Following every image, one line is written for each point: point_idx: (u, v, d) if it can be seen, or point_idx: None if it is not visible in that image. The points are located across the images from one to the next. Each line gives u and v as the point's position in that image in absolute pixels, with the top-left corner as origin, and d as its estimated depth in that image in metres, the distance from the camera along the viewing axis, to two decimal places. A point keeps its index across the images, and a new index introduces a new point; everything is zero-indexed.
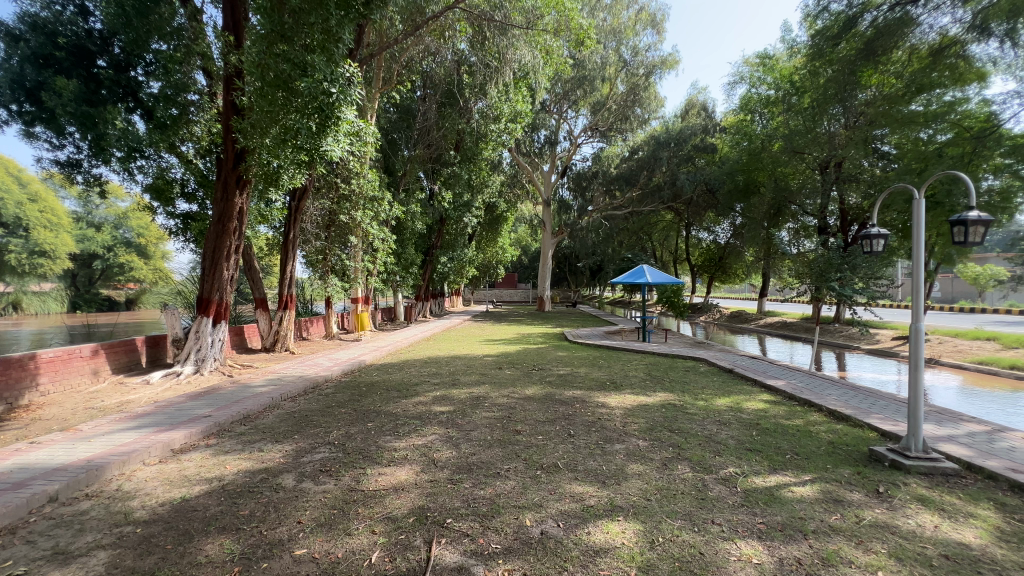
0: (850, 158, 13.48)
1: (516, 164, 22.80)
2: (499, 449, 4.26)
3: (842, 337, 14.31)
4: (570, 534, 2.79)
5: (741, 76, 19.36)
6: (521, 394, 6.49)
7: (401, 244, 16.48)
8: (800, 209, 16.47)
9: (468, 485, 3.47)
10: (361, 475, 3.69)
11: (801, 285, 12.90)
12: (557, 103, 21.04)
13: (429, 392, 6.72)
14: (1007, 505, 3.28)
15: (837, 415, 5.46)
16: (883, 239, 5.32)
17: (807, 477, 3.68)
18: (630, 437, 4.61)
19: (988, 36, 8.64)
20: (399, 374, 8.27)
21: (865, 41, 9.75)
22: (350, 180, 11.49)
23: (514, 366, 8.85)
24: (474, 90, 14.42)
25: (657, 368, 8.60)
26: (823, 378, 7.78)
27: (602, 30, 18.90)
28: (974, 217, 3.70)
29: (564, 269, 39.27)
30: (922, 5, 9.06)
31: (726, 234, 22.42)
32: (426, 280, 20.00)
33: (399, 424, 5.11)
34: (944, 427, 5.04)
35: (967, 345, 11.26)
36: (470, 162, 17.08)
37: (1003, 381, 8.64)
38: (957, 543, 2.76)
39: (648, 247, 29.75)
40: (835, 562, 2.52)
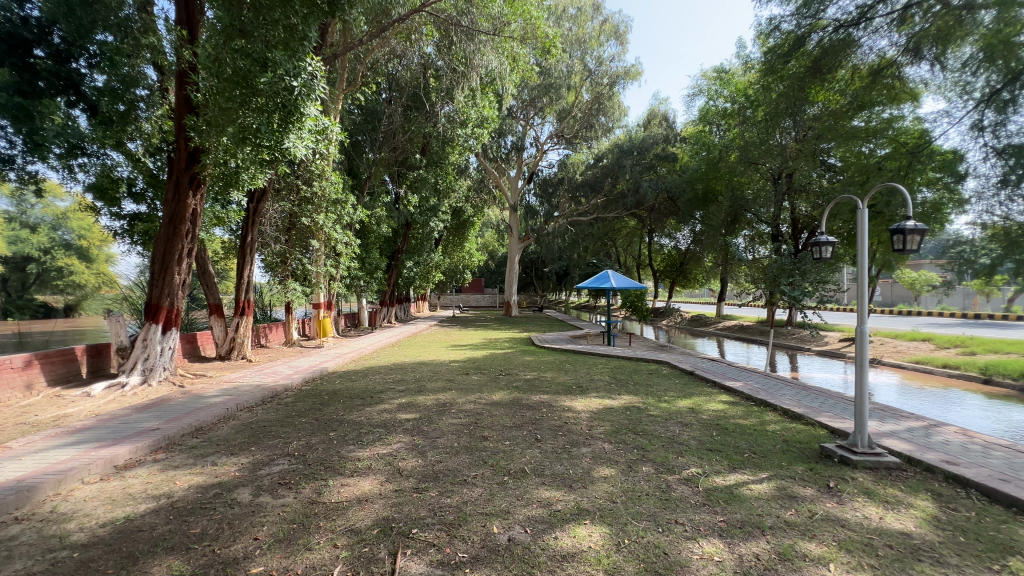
0: (800, 170, 14.21)
1: (483, 169, 22.76)
2: (465, 456, 4.22)
3: (794, 340, 15.01)
4: (537, 539, 2.78)
5: (700, 88, 20.05)
6: (488, 399, 6.45)
7: (365, 248, 16.12)
8: (755, 217, 16.80)
9: (434, 494, 3.41)
10: (322, 487, 3.56)
11: (756, 290, 13.47)
12: (523, 110, 21.27)
13: (394, 399, 6.58)
14: (943, 495, 3.52)
15: (790, 414, 5.72)
16: (830, 247, 5.58)
17: (763, 474, 3.82)
18: (595, 440, 4.66)
19: (920, 59, 9.36)
20: (363, 381, 8.08)
21: (813, 59, 10.35)
22: (312, 182, 11.17)
23: (480, 371, 8.82)
24: (440, 94, 14.26)
25: (622, 372, 8.77)
26: (778, 379, 8.12)
27: (568, 40, 19.27)
28: (911, 227, 3.95)
29: (531, 273, 39.56)
30: (863, 27, 9.68)
31: (686, 241, 23.23)
32: (391, 285, 19.67)
33: (363, 432, 4.98)
34: (886, 424, 5.36)
35: (905, 345, 12.06)
36: (437, 166, 16.95)
37: (938, 379, 9.29)
38: (899, 533, 2.92)
39: (613, 252, 30.49)
40: (791, 557, 2.62)
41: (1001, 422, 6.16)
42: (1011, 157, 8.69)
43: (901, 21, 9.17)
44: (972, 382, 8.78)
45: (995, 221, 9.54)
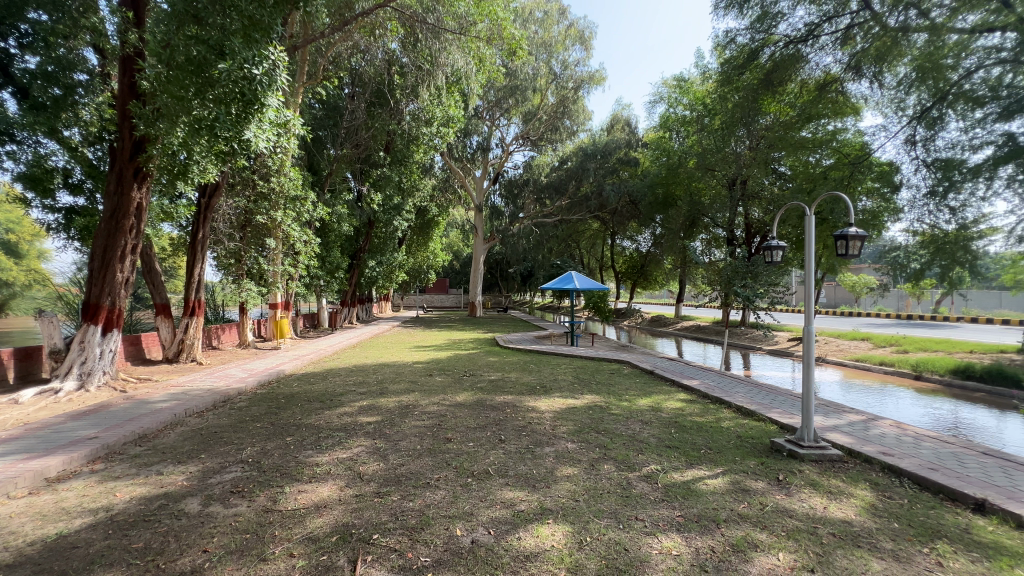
0: (753, 178, 14.88)
1: (448, 169, 22.51)
2: (428, 458, 4.18)
3: (747, 339, 15.69)
4: (501, 540, 2.78)
5: (661, 96, 20.60)
6: (451, 401, 6.39)
7: (325, 247, 15.68)
8: (711, 222, 17.71)
9: (396, 498, 3.35)
10: (278, 494, 3.43)
11: (712, 292, 14.03)
12: (489, 111, 21.19)
13: (355, 402, 6.41)
14: (879, 484, 3.76)
15: (744, 410, 5.97)
16: (781, 251, 5.85)
17: (719, 469, 3.97)
18: (559, 440, 4.72)
19: (861, 76, 10.02)
20: (323, 383, 7.83)
21: (765, 72, 10.90)
22: (269, 177, 10.72)
23: (444, 372, 8.75)
24: (405, 91, 13.93)
25: (584, 371, 8.92)
26: (731, 377, 8.46)
27: (534, 43, 19.39)
28: (853, 233, 4.19)
29: (495, 274, 39.58)
30: (811, 44, 10.29)
31: (647, 244, 23.90)
32: (353, 285, 19.22)
33: (323, 437, 4.83)
34: (830, 418, 5.69)
35: (847, 344, 12.82)
36: (401, 164, 16.66)
37: (875, 376, 9.95)
38: (841, 521, 3.10)
39: (576, 254, 30.98)
40: (744, 548, 2.73)
41: (931, 415, 6.66)
42: (939, 171, 9.43)
43: (845, 40, 9.77)
44: (904, 378, 9.45)
45: (925, 229, 10.33)
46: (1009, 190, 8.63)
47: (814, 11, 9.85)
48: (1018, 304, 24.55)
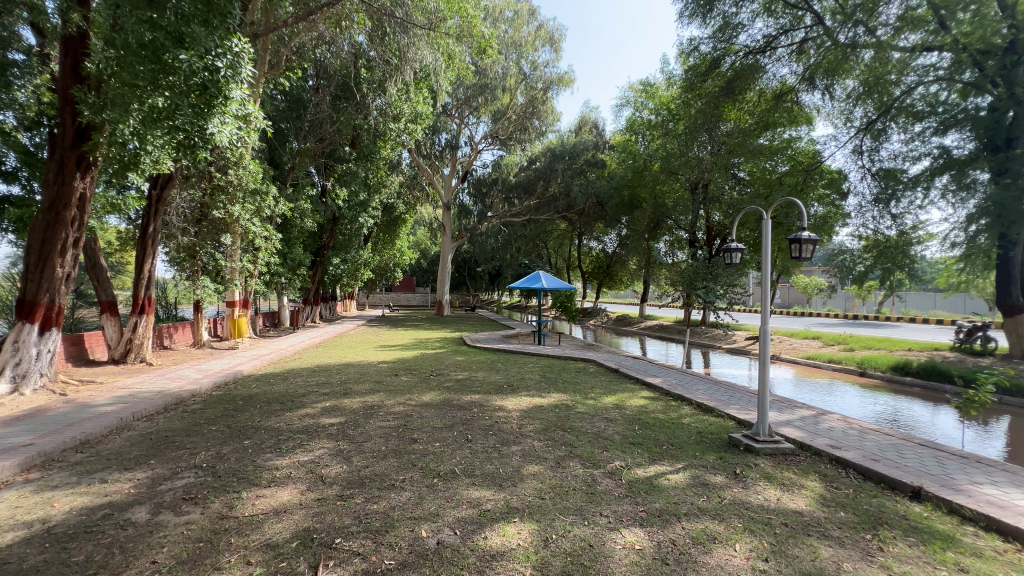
0: (714, 182, 15.37)
1: (416, 166, 22.16)
2: (394, 459, 4.10)
3: (707, 339, 16.21)
4: (467, 540, 2.77)
5: (628, 99, 21.01)
6: (417, 401, 6.30)
7: (287, 243, 15.20)
8: (674, 224, 18.16)
9: (359, 501, 3.28)
10: (234, 500, 3.29)
11: (674, 292, 14.45)
12: (458, 108, 21.01)
13: (318, 403, 6.23)
14: (828, 475, 3.97)
15: (704, 407, 6.17)
16: (739, 253, 6.05)
17: (680, 465, 4.09)
18: (526, 438, 4.75)
19: (813, 87, 10.57)
20: (283, 384, 7.57)
21: (726, 80, 11.35)
22: (227, 170, 10.27)
23: (410, 371, 8.64)
24: (372, 85, 13.59)
25: (551, 370, 9.01)
26: (692, 375, 8.73)
27: (504, 42, 19.37)
28: (806, 237, 4.39)
29: (463, 273, 39.40)
30: (768, 56, 10.88)
31: (613, 244, 24.32)
32: (316, 283, 18.68)
33: (283, 439, 4.67)
34: (784, 414, 5.96)
35: (799, 343, 13.47)
36: (367, 160, 16.10)
37: (825, 373, 10.48)
38: (793, 511, 3.25)
39: (543, 254, 31.22)
40: (703, 540, 2.83)
41: (873, 409, 7.09)
42: (882, 180, 10.07)
43: (800, 52, 10.33)
44: (851, 375, 10.01)
45: (869, 234, 10.98)
46: (943, 200, 9.32)
47: (771, 24, 10.47)
48: (950, 305, 26.49)
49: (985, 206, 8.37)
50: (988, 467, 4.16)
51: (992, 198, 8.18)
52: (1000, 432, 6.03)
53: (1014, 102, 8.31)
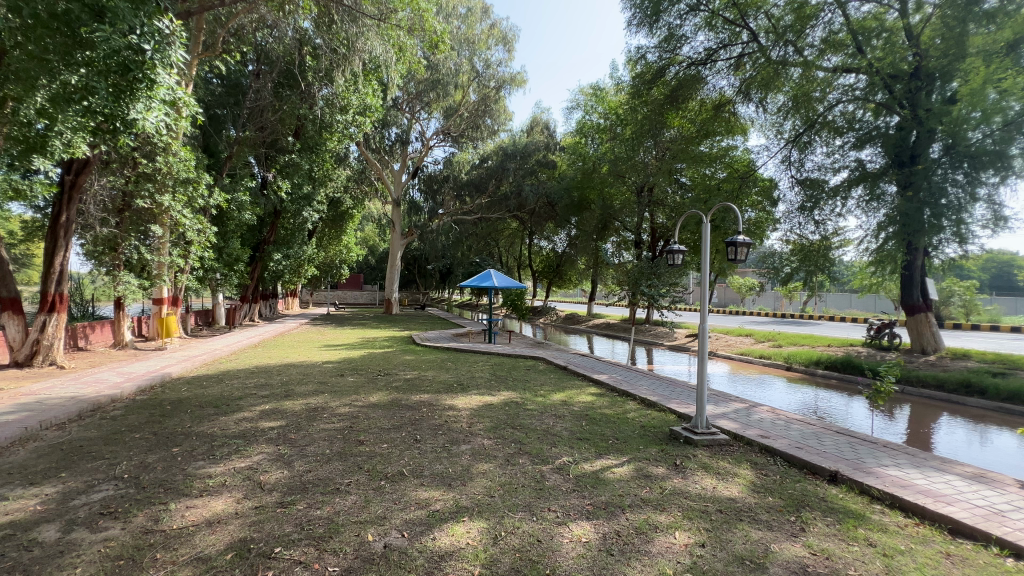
0: (659, 185, 15.99)
1: (364, 160, 21.50)
2: (338, 462, 3.97)
3: (651, 335, 16.88)
4: (415, 542, 2.73)
5: (578, 103, 21.44)
6: (364, 402, 6.13)
7: (223, 237, 14.32)
8: (621, 225, 18.79)
9: (301, 507, 3.15)
10: (160, 513, 3.06)
11: (621, 292, 14.94)
12: (409, 103, 20.60)
13: (257, 406, 5.91)
14: (758, 463, 4.26)
15: (647, 401, 6.44)
16: (680, 255, 6.31)
17: (624, 458, 4.25)
18: (475, 437, 4.74)
19: (748, 99, 11.30)
20: (217, 387, 7.11)
21: (670, 89, 11.91)
22: (154, 157, 9.48)
23: (357, 371, 8.38)
24: (318, 75, 12.97)
25: (501, 368, 9.03)
26: (637, 371, 9.06)
27: (456, 38, 19.09)
28: (742, 240, 4.67)
29: (413, 271, 38.73)
30: (708, 68, 11.51)
31: (562, 244, 24.71)
32: (254, 280, 17.69)
33: (218, 445, 4.40)
34: (719, 407, 6.33)
35: (734, 340, 14.33)
36: (312, 151, 15.43)
37: (756, 367, 11.23)
38: (727, 498, 3.46)
39: (495, 252, 31.26)
40: (645, 530, 2.95)
41: (797, 400, 7.68)
42: (807, 189, 10.90)
43: (737, 66, 11.03)
44: (778, 369, 10.79)
45: (795, 238, 11.86)
46: (859, 209, 10.22)
47: (712, 38, 11.09)
48: (864, 305, 29.03)
49: (893, 217, 9.22)
50: (893, 450, 4.62)
51: (899, 210, 9.03)
52: (902, 419, 6.70)
53: (917, 123, 9.18)
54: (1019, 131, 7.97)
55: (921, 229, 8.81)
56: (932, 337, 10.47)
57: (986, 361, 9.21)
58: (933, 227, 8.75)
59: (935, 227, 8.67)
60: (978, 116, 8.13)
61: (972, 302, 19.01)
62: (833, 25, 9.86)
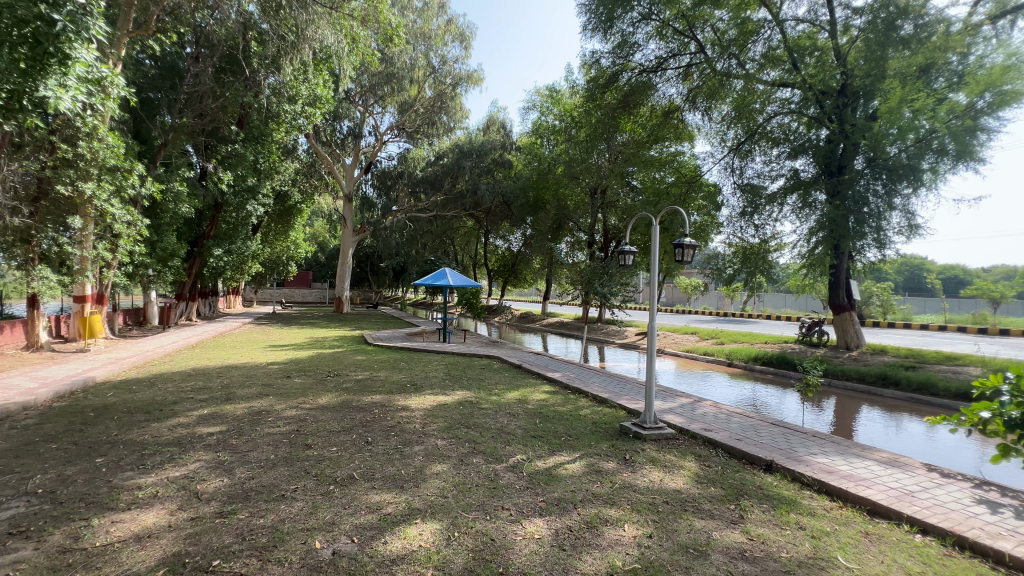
0: (612, 188, 16.39)
1: (314, 152, 20.66)
2: (284, 468, 3.81)
3: (603, 334, 17.30)
4: (365, 547, 2.67)
5: (534, 103, 21.60)
6: (312, 404, 5.91)
7: (156, 230, 13.34)
8: (575, 226, 19.26)
9: (243, 516, 2.99)
10: (81, 530, 2.81)
11: (575, 291, 15.24)
12: (362, 95, 19.98)
13: (194, 410, 5.56)
14: (701, 455, 4.47)
15: (598, 398, 6.60)
16: (631, 255, 6.50)
17: (577, 454, 4.34)
18: (429, 437, 4.68)
19: (696, 107, 11.84)
20: (149, 391, 6.63)
21: (623, 94, 12.28)
22: (76, 142, 8.65)
23: (305, 373, 8.07)
24: (263, 62, 12.30)
25: (456, 367, 8.97)
26: (589, 369, 9.26)
27: (412, 32, 18.71)
28: (688, 243, 4.87)
29: (365, 268, 37.72)
30: (659, 76, 11.96)
31: (517, 244, 24.86)
32: (193, 276, 16.62)
33: (149, 454, 4.09)
34: (667, 402, 6.60)
35: (681, 337, 14.95)
36: (257, 142, 14.66)
37: (701, 364, 11.76)
38: (673, 490, 3.62)
39: (450, 250, 30.99)
40: (597, 524, 3.03)
41: (737, 395, 8.11)
42: (748, 195, 11.56)
43: (685, 75, 11.55)
44: (721, 366, 11.37)
45: (736, 241, 12.53)
46: (793, 214, 10.95)
47: (662, 47, 11.50)
48: (797, 305, 31.09)
49: (823, 222, 9.96)
50: (822, 440, 4.99)
51: (828, 216, 9.78)
52: (829, 410, 7.25)
53: (843, 137, 9.92)
54: (929, 148, 8.78)
55: (847, 235, 9.60)
56: (856, 334, 11.38)
57: (900, 356, 10.14)
58: (857, 233, 9.61)
59: (858, 233, 9.50)
60: (895, 133, 8.75)
61: (888, 302, 20.82)
62: (772, 41, 10.56)
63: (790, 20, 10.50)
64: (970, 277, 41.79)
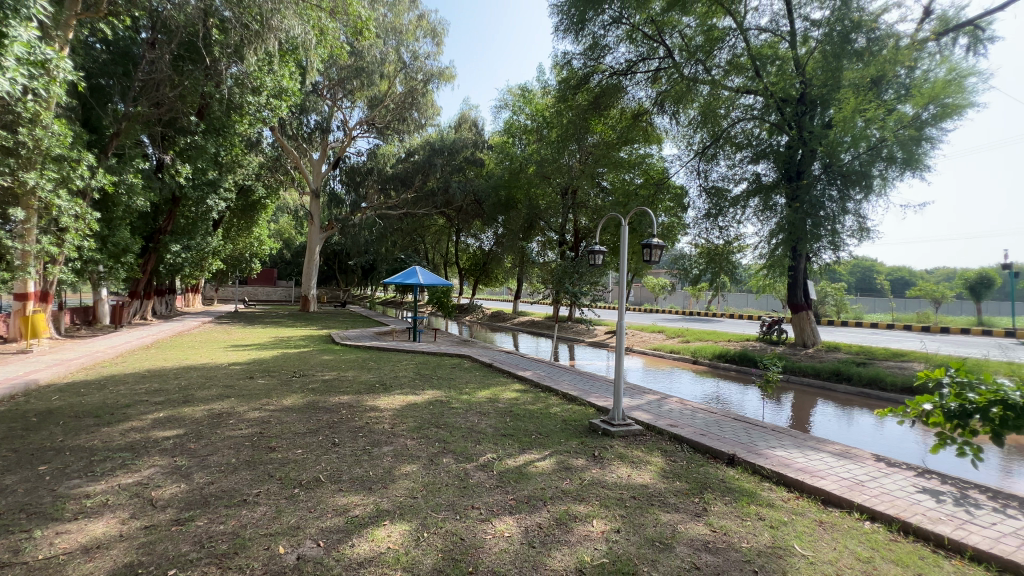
0: (582, 188, 16.57)
1: (279, 146, 20.02)
2: (246, 472, 3.68)
3: (573, 332, 17.47)
4: (331, 551, 2.61)
5: (506, 102, 21.59)
6: (277, 405, 5.73)
7: (108, 224, 12.64)
8: (546, 226, 19.42)
9: (202, 523, 2.88)
10: (20, 543, 2.64)
11: (546, 290, 15.36)
12: (330, 89, 19.47)
13: (148, 414, 5.30)
14: (667, 451, 4.58)
15: (568, 396, 6.67)
16: (601, 254, 6.59)
17: (547, 452, 4.37)
18: (398, 437, 4.62)
19: (664, 110, 12.11)
20: (98, 394, 6.27)
21: (594, 96, 12.44)
22: (16, 128, 8.03)
23: (268, 373, 7.82)
24: (226, 51, 11.77)
25: (426, 367, 8.88)
26: (559, 367, 9.34)
27: (382, 26, 18.36)
28: (656, 243, 4.97)
29: (333, 266, 36.87)
30: (629, 79, 12.16)
31: (489, 243, 24.82)
32: (147, 273, 15.84)
33: (98, 460, 3.87)
34: (635, 399, 6.72)
35: (648, 336, 15.29)
36: (218, 134, 14.09)
37: (668, 362, 12.05)
38: (640, 485, 3.69)
39: (421, 248, 30.65)
40: (566, 521, 3.06)
41: (702, 392, 8.34)
42: (712, 197, 11.91)
43: (654, 79, 11.79)
44: (686, 363, 11.69)
45: (702, 242, 12.88)
46: (755, 217, 11.35)
47: (632, 51, 11.68)
48: (758, 305, 32.32)
49: (782, 225, 10.34)
50: (780, 434, 5.19)
51: (787, 219, 10.17)
52: (788, 406, 7.55)
53: (802, 144, 10.35)
54: (880, 156, 9.30)
55: (805, 237, 10.00)
56: (812, 332, 11.89)
57: (852, 353, 10.67)
58: (813, 236, 10.02)
59: (815, 236, 9.92)
60: (849, 141, 9.23)
61: (842, 302, 21.87)
62: (736, 49, 10.91)
63: (753, 29, 10.85)
64: (915, 278, 44.40)
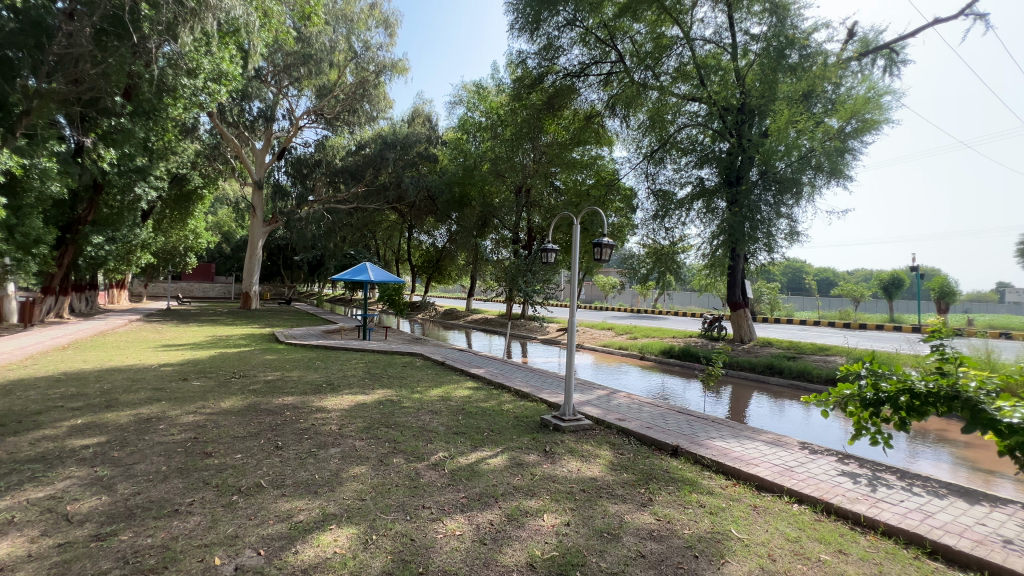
0: (536, 187, 16.73)
1: (218, 134, 18.83)
2: (178, 480, 3.45)
3: (525, 330, 17.62)
4: (273, 560, 2.49)
5: (460, 98, 21.39)
6: (214, 408, 5.41)
7: (16, 212, 11.42)
8: (500, 223, 18.92)
9: (126, 537, 2.66)
10: None
11: (499, 288, 15.43)
12: (274, 75, 18.48)
13: (64, 421, 4.83)
14: (616, 444, 4.73)
15: (520, 393, 6.73)
16: (554, 253, 6.70)
17: (499, 448, 4.39)
18: (346, 438, 4.49)
19: (615, 113, 12.44)
20: (4, 400, 5.65)
21: (548, 96, 12.63)
22: None
23: (205, 374, 7.36)
24: (156, 27, 10.75)
25: (376, 366, 8.67)
26: (511, 364, 9.41)
27: (331, 13, 17.67)
28: (606, 242, 5.11)
29: (277, 261, 35.17)
30: (582, 81, 12.38)
31: (442, 240, 24.51)
32: (64, 267, 14.51)
33: (3, 474, 3.49)
34: (585, 394, 6.89)
35: (598, 333, 15.68)
36: (148, 117, 13.01)
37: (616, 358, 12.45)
38: (589, 478, 3.79)
39: (371, 244, 29.82)
40: (517, 517, 3.08)
41: (648, 386, 8.66)
42: (660, 200, 12.38)
43: (606, 82, 12.08)
44: (634, 359, 12.12)
45: (649, 242, 13.37)
46: (699, 219, 11.92)
47: (585, 53, 11.90)
48: (701, 303, 33.91)
49: (723, 228, 10.91)
50: (719, 424, 5.49)
51: (727, 222, 10.74)
52: (726, 398, 7.99)
53: (741, 151, 10.78)
54: (810, 164, 10.06)
55: (743, 238, 10.61)
56: (749, 328, 12.62)
57: (783, 348, 11.45)
58: (751, 237, 10.64)
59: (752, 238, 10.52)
60: (783, 149, 9.85)
61: (776, 300, 23.40)
62: (683, 57, 11.40)
63: (699, 39, 11.35)
64: (839, 279, 48.16)
